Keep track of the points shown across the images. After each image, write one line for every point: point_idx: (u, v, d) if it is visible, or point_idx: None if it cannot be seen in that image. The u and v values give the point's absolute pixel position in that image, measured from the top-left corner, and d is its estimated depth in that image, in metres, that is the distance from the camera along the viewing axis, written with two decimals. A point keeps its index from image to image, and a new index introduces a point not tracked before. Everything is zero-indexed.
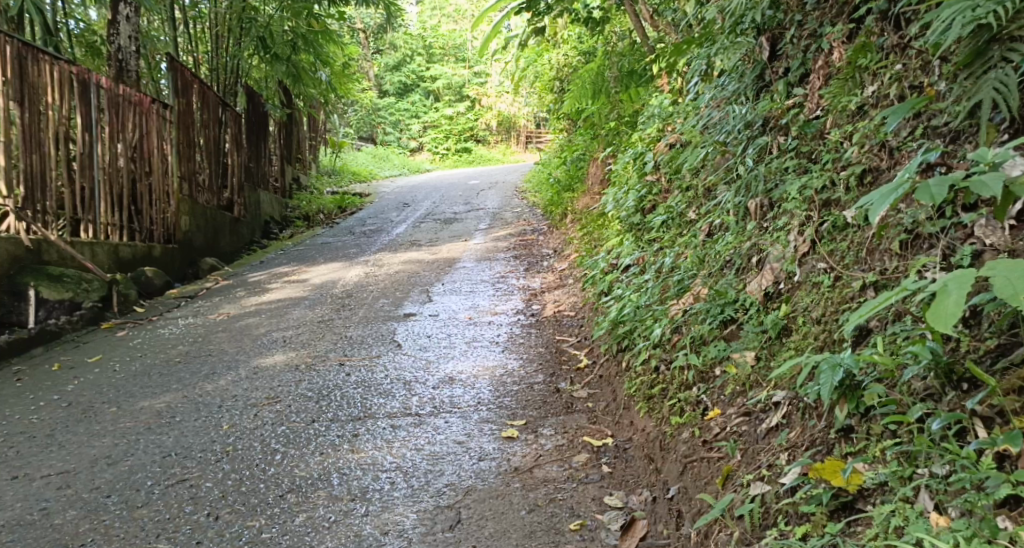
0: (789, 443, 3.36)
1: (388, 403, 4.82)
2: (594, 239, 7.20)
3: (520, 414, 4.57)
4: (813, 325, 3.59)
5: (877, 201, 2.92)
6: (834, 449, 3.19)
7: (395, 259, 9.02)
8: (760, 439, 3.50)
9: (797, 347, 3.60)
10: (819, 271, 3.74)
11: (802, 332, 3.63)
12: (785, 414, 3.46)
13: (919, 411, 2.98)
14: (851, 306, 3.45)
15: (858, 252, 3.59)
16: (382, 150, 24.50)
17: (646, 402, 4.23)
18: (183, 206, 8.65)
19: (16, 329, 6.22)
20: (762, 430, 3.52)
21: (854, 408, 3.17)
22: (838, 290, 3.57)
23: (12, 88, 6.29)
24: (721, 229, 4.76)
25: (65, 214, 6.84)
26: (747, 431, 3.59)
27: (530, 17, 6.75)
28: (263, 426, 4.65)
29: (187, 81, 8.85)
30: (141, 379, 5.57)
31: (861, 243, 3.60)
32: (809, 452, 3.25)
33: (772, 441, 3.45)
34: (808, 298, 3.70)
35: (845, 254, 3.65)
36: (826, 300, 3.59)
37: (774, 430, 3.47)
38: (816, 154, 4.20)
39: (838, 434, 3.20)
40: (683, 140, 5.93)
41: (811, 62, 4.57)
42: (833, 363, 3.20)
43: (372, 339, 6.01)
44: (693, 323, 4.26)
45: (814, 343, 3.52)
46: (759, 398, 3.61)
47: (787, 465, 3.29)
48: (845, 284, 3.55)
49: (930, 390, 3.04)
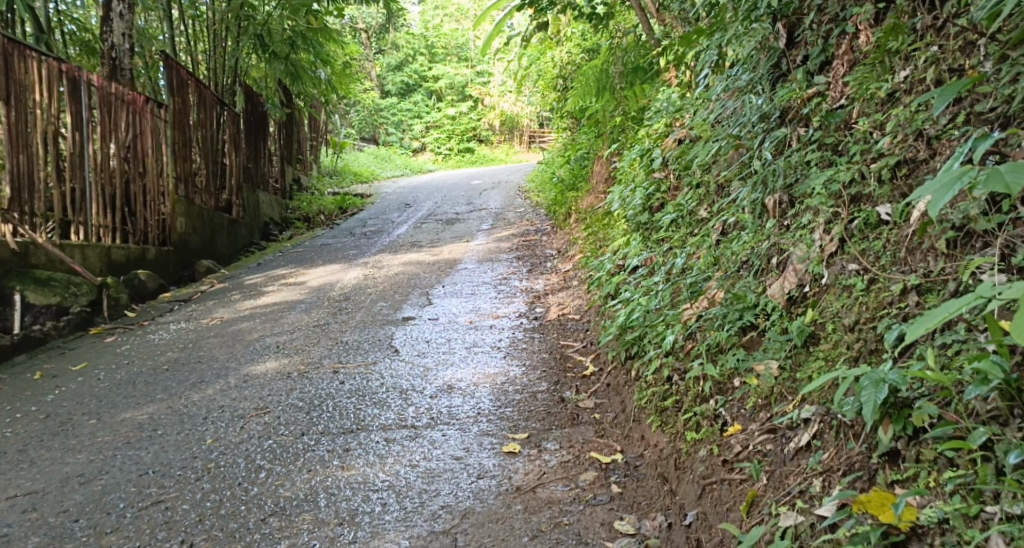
0: (822, 467, 3.08)
1: (383, 414, 4.52)
2: (600, 239, 6.89)
3: (522, 426, 4.27)
4: (846, 333, 3.31)
5: (935, 194, 2.62)
6: (876, 475, 2.93)
7: (395, 261, 8.72)
8: (788, 461, 3.21)
9: (827, 357, 3.32)
10: (850, 273, 3.45)
11: (832, 340, 3.35)
12: (816, 433, 3.17)
13: (984, 438, 2.73)
14: (890, 311, 3.20)
15: (895, 252, 3.33)
16: (384, 151, 24.16)
17: (657, 415, 3.91)
18: (179, 207, 8.32)
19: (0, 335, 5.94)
20: (790, 450, 3.23)
21: (901, 429, 2.92)
22: (874, 294, 3.30)
23: None
24: (736, 227, 4.47)
25: (53, 216, 6.55)
26: (772, 450, 3.29)
27: (534, 11, 6.43)
28: (248, 439, 4.34)
29: (183, 80, 8.56)
30: (124, 389, 5.26)
31: (899, 241, 3.34)
32: (847, 478, 2.97)
33: (802, 462, 3.16)
34: (839, 302, 3.42)
35: (880, 254, 3.38)
36: (860, 305, 3.32)
37: (803, 451, 3.19)
38: (842, 145, 3.92)
39: (881, 460, 2.94)
40: (694, 135, 5.62)
41: (833, 48, 4.28)
42: (876, 380, 2.92)
43: (369, 344, 5.71)
44: (707, 329, 3.95)
45: (847, 353, 3.25)
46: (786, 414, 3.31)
47: (823, 493, 3.00)
48: (882, 287, 3.28)
49: (995, 412, 2.77)
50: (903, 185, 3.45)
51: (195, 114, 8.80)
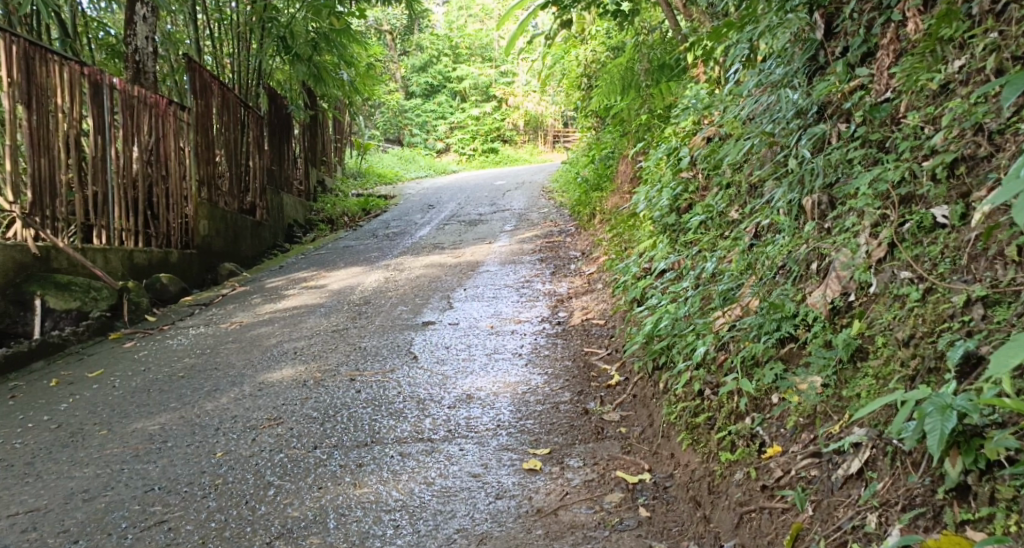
0: (877, 499, 2.83)
1: (398, 426, 4.29)
2: (625, 242, 6.64)
3: (544, 441, 4.03)
4: (899, 348, 3.05)
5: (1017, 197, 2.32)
6: (942, 514, 2.69)
7: (417, 263, 8.51)
8: (836, 490, 2.96)
9: (878, 375, 3.07)
10: (902, 281, 3.19)
11: (882, 355, 3.09)
12: (868, 460, 2.93)
13: None
14: (952, 326, 2.94)
15: (955, 259, 3.08)
16: (408, 152, 23.97)
17: (688, 432, 3.65)
18: (202, 210, 8.13)
19: (19, 340, 5.77)
20: (837, 478, 2.99)
21: (971, 462, 2.67)
22: (931, 306, 3.04)
23: (18, 89, 5.85)
24: (771, 230, 4.22)
25: (76, 220, 6.38)
26: (817, 477, 3.05)
27: (560, 7, 6.14)
28: (258, 453, 4.13)
29: (207, 82, 8.36)
30: (139, 396, 5.02)
31: (959, 247, 3.09)
32: (908, 516, 2.73)
33: (852, 493, 2.92)
34: (889, 314, 3.17)
35: (937, 261, 3.13)
36: (915, 317, 3.06)
37: (854, 480, 2.94)
38: (889, 142, 3.66)
39: (947, 496, 2.70)
40: (726, 133, 5.36)
41: (876, 38, 4.05)
42: (942, 407, 2.69)
43: (387, 350, 5.49)
44: (742, 340, 3.68)
45: (902, 372, 3.00)
46: (833, 439, 3.06)
47: (880, 532, 2.76)
48: (942, 298, 3.02)
49: None
50: (962, 184, 3.21)
51: (218, 117, 8.61)
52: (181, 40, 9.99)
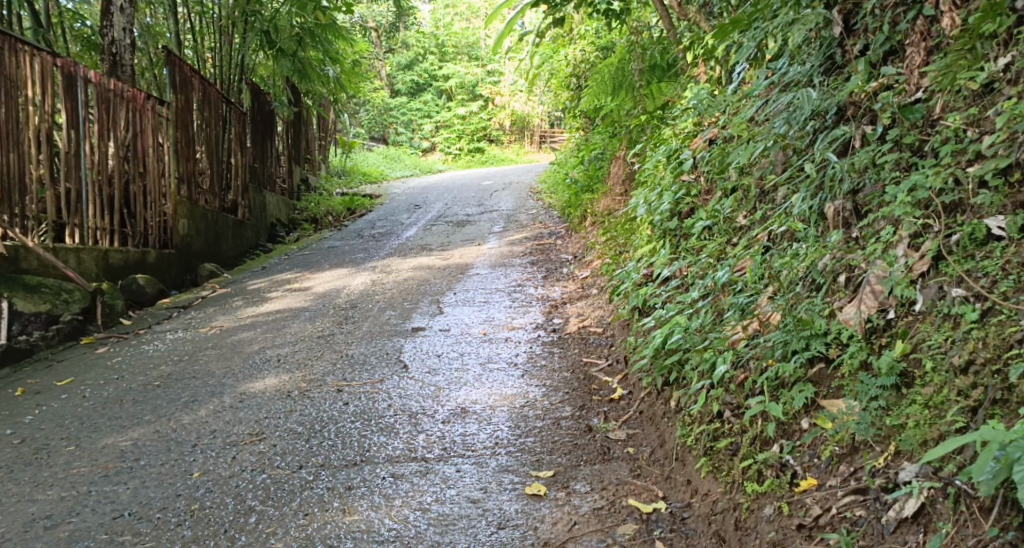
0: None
1: (390, 444, 4.00)
2: (621, 245, 6.39)
3: (547, 462, 3.76)
4: (955, 375, 2.85)
5: None
6: None
7: (405, 264, 8.23)
8: (889, 535, 2.74)
9: (928, 402, 2.87)
10: (954, 299, 3.00)
11: (934, 382, 2.89)
12: (926, 502, 2.71)
13: None
14: (1020, 352, 2.74)
15: (1019, 277, 2.88)
16: (393, 151, 23.65)
17: (707, 458, 3.40)
18: (182, 208, 7.80)
19: None
20: (889, 521, 2.76)
21: None
22: (992, 328, 2.84)
23: None
24: (787, 238, 3.99)
25: (47, 218, 6.08)
26: (863, 516, 2.82)
27: (551, 6, 5.88)
28: (239, 474, 3.83)
29: (187, 76, 8.03)
30: (111, 408, 4.69)
31: (1022, 262, 2.90)
32: None
33: (908, 539, 2.70)
34: (940, 335, 2.96)
35: (993, 277, 2.93)
36: (973, 341, 2.86)
37: (909, 525, 2.71)
38: (925, 145, 3.46)
39: None
40: (729, 134, 5.10)
41: (900, 36, 3.86)
42: None
43: (376, 358, 5.20)
44: (764, 358, 3.45)
45: (961, 402, 2.80)
46: (879, 475, 2.85)
47: None
48: (1006, 320, 2.82)
49: None
50: (1018, 193, 3.05)
51: (199, 113, 8.29)
52: (162, 34, 9.64)
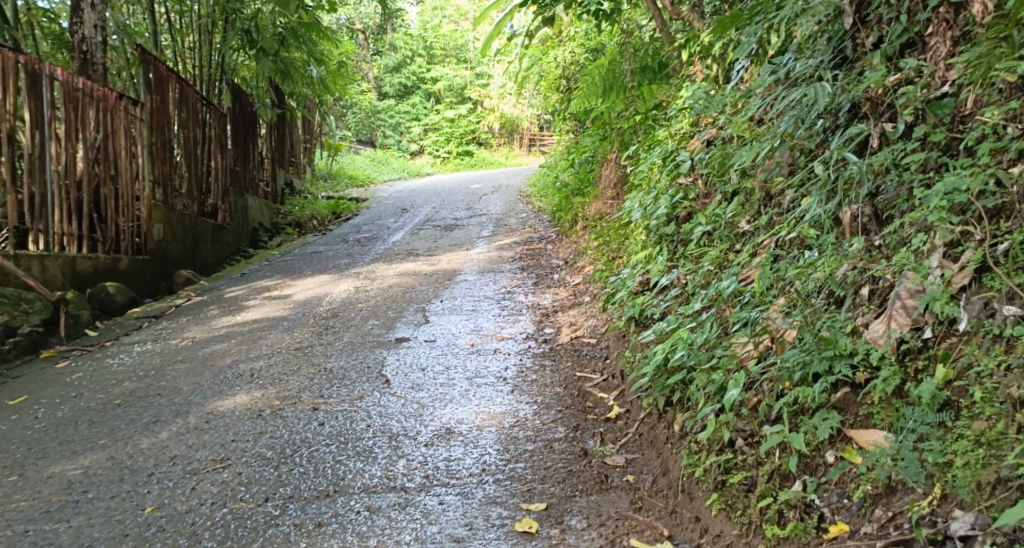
0: None
1: (366, 471, 3.65)
2: (614, 251, 6.04)
3: (538, 492, 3.41)
4: (1013, 409, 2.57)
5: None
6: None
7: (390, 271, 7.87)
8: None
9: (980, 439, 2.59)
10: (1007, 319, 2.71)
11: (986, 416, 2.61)
12: None
13: None
14: None
15: None
16: (380, 154, 23.24)
17: (718, 491, 3.08)
18: (156, 212, 7.41)
19: None
20: None
21: None
22: None
23: None
24: (797, 245, 3.66)
25: (8, 224, 5.70)
26: None
27: (538, 3, 5.51)
28: (197, 508, 3.47)
29: (163, 76, 7.64)
30: (64, 431, 4.33)
31: None
32: None
33: None
34: (991, 360, 2.67)
35: None
36: None
37: None
38: (958, 143, 3.16)
39: None
40: (729, 134, 4.76)
41: (922, 25, 3.53)
42: None
43: (355, 373, 4.83)
44: (779, 381, 3.13)
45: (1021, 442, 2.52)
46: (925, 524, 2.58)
47: None
48: None
49: None
50: None
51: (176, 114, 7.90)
52: (138, 34, 9.24)
